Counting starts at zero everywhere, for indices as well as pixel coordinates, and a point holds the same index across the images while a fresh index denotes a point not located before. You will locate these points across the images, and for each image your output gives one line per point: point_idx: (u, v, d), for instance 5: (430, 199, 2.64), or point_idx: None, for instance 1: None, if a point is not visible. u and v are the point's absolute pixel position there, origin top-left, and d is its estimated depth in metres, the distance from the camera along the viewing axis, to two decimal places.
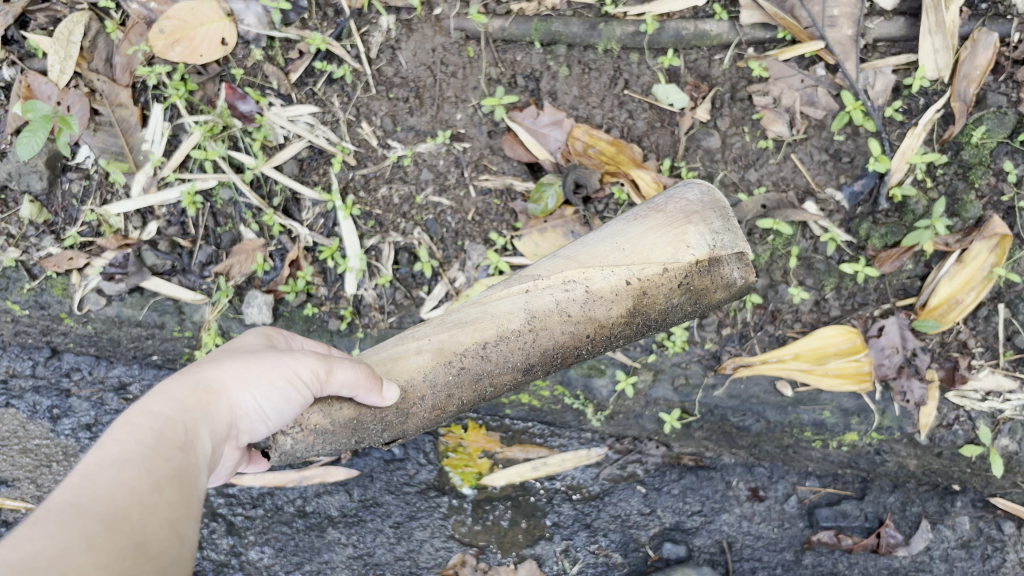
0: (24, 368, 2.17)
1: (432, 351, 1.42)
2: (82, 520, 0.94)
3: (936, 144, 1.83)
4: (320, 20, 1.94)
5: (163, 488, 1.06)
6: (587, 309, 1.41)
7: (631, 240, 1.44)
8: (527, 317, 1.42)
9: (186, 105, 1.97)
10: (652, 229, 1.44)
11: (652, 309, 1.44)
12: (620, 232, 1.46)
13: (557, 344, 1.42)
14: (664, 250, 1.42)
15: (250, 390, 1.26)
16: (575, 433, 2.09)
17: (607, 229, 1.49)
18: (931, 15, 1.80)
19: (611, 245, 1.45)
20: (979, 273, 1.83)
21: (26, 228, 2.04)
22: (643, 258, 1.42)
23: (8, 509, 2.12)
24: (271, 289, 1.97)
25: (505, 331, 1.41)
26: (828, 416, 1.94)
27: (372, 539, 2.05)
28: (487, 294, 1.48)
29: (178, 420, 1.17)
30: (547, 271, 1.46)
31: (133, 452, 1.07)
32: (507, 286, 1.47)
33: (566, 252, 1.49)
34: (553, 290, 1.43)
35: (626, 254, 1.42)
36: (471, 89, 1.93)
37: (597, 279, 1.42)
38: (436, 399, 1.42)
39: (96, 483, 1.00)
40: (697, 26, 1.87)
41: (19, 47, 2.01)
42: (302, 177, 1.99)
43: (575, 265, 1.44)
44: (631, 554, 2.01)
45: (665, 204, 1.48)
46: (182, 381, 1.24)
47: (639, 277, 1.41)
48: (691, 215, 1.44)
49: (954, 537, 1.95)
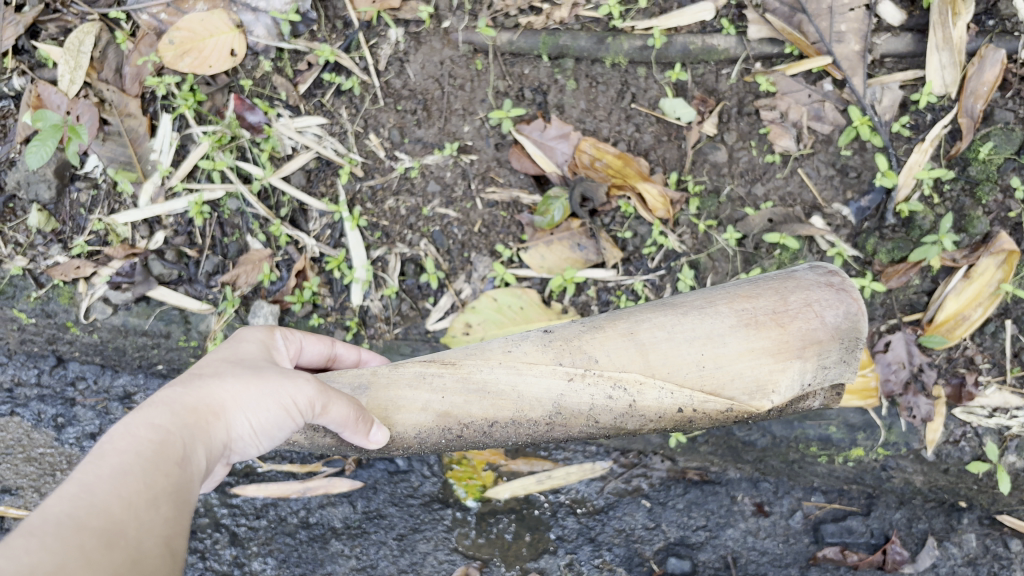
0: (30, 376, 2.17)
1: (437, 412, 1.47)
2: (79, 536, 0.93)
3: (942, 160, 1.83)
4: (329, 32, 1.95)
5: (161, 504, 1.05)
6: (622, 418, 1.46)
7: (718, 358, 1.41)
8: (552, 409, 1.46)
9: (194, 115, 1.98)
10: (751, 353, 1.41)
11: (688, 424, 1.49)
12: (717, 340, 1.42)
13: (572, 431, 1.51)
14: (747, 385, 1.41)
15: (249, 415, 1.25)
16: (580, 447, 2.11)
17: (702, 321, 1.45)
18: (938, 32, 1.81)
19: (695, 355, 1.42)
20: (985, 288, 1.83)
21: (34, 237, 2.05)
22: (717, 387, 1.41)
23: (12, 517, 2.05)
24: (277, 299, 1.98)
25: (521, 416, 1.46)
26: (834, 432, 1.96)
27: (375, 551, 2.03)
28: (530, 357, 1.46)
29: (175, 437, 1.15)
30: (606, 359, 1.45)
31: (132, 464, 1.06)
32: (558, 358, 1.45)
33: (642, 338, 1.46)
34: (599, 388, 1.44)
35: (704, 374, 1.42)
36: (479, 102, 1.93)
37: (651, 395, 1.43)
38: (425, 448, 1.53)
39: (94, 497, 0.99)
40: (705, 40, 1.88)
41: (29, 57, 2.03)
42: (309, 188, 2.00)
43: (640, 367, 1.43)
44: (635, 569, 1.97)
45: (787, 321, 1.42)
46: (180, 397, 1.21)
47: (693, 406, 1.43)
48: (806, 347, 1.41)
49: (960, 554, 1.91)
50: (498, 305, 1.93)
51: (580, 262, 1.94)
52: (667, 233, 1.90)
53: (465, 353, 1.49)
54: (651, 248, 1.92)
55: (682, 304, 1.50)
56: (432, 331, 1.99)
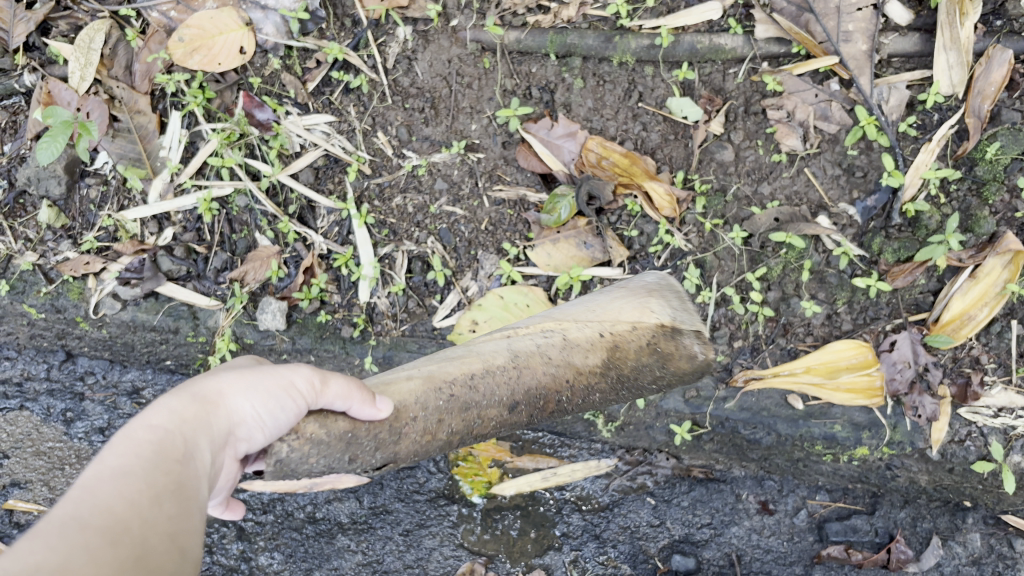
0: (40, 371, 2.21)
1: (421, 378, 1.40)
2: (84, 533, 0.87)
3: (949, 159, 1.83)
4: (338, 30, 1.96)
5: (164, 501, 0.99)
6: (566, 353, 1.46)
7: (601, 305, 1.56)
8: (510, 355, 1.46)
9: (203, 112, 1.99)
10: (621, 298, 1.57)
11: (625, 366, 1.46)
12: (593, 301, 1.61)
13: (546, 386, 1.43)
14: (631, 313, 1.50)
15: (248, 397, 1.20)
16: (586, 444, 2.11)
17: (582, 301, 1.65)
18: (946, 31, 1.80)
19: (585, 309, 1.57)
20: (992, 288, 1.83)
21: (44, 232, 2.07)
22: (614, 317, 1.51)
23: (20, 511, 2.12)
24: (285, 295, 1.99)
25: (490, 365, 1.43)
26: (839, 430, 1.95)
27: (381, 546, 2.06)
28: (472, 343, 1.58)
29: (175, 435, 1.10)
30: (525, 326, 1.58)
31: (132, 466, 1.01)
32: (490, 335, 1.59)
33: (543, 315, 1.63)
34: (531, 337, 1.52)
35: (597, 314, 1.53)
36: (487, 100, 1.94)
37: (574, 330, 1.51)
38: (428, 421, 1.36)
39: (96, 497, 0.93)
40: (713, 39, 1.87)
41: (40, 53, 2.04)
42: (317, 185, 2.01)
43: (551, 321, 1.55)
44: (640, 566, 2.01)
45: (630, 284, 1.65)
46: (178, 395, 1.17)
47: (611, 331, 1.48)
48: (652, 292, 1.57)
49: (964, 554, 1.94)
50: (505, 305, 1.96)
51: (586, 258, 1.95)
52: (673, 231, 1.91)
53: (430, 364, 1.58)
54: (657, 247, 1.92)
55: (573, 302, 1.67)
56: (439, 329, 2.00)
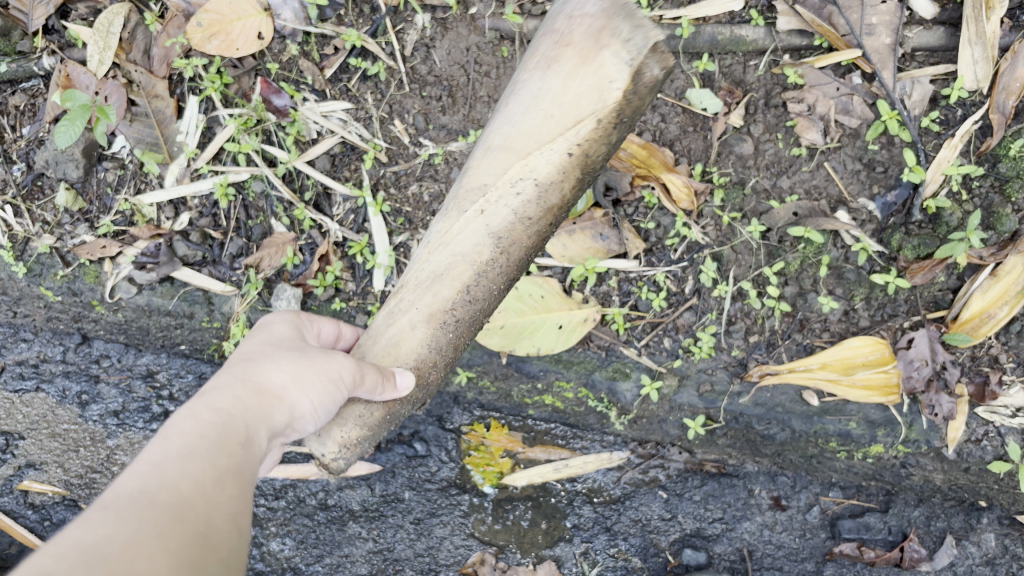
0: (55, 353, 2.23)
1: (424, 319, 1.33)
2: (150, 509, 0.90)
3: (972, 156, 1.80)
4: (356, 16, 1.94)
5: (226, 483, 1.01)
6: (544, 199, 1.25)
7: (551, 104, 1.18)
8: (494, 241, 1.28)
9: (221, 97, 1.99)
10: (563, 78, 1.17)
11: (598, 162, 1.25)
12: (540, 93, 1.20)
13: (535, 241, 1.31)
14: (590, 97, 1.15)
15: (308, 393, 1.21)
16: (597, 436, 2.11)
17: (528, 92, 1.22)
18: (971, 26, 1.78)
19: (532, 118, 1.21)
20: (1012, 287, 1.82)
21: (61, 215, 2.07)
22: (573, 115, 1.17)
23: (36, 491, 2.16)
24: (300, 282, 2.00)
25: (481, 265, 1.30)
26: (854, 427, 1.94)
27: (393, 534, 2.07)
28: (441, 226, 1.32)
29: (239, 420, 1.12)
30: (486, 176, 1.26)
31: (198, 446, 1.03)
32: (458, 209, 1.30)
33: (495, 142, 1.26)
34: (507, 199, 1.25)
35: (557, 120, 1.18)
36: (504, 89, 1.92)
37: (540, 163, 1.22)
38: (445, 359, 1.39)
39: (162, 474, 0.96)
40: (734, 31, 1.84)
41: (60, 36, 2.05)
42: (334, 173, 2.01)
43: (507, 155, 1.25)
44: (650, 559, 2.02)
45: (571, 33, 1.17)
46: (241, 382, 1.18)
47: (579, 145, 1.19)
48: (599, 35, 1.14)
49: (978, 554, 1.96)
50: (570, 72, 1.16)
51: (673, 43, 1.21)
52: (690, 225, 1.89)
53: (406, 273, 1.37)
54: (674, 240, 1.91)
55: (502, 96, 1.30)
56: None
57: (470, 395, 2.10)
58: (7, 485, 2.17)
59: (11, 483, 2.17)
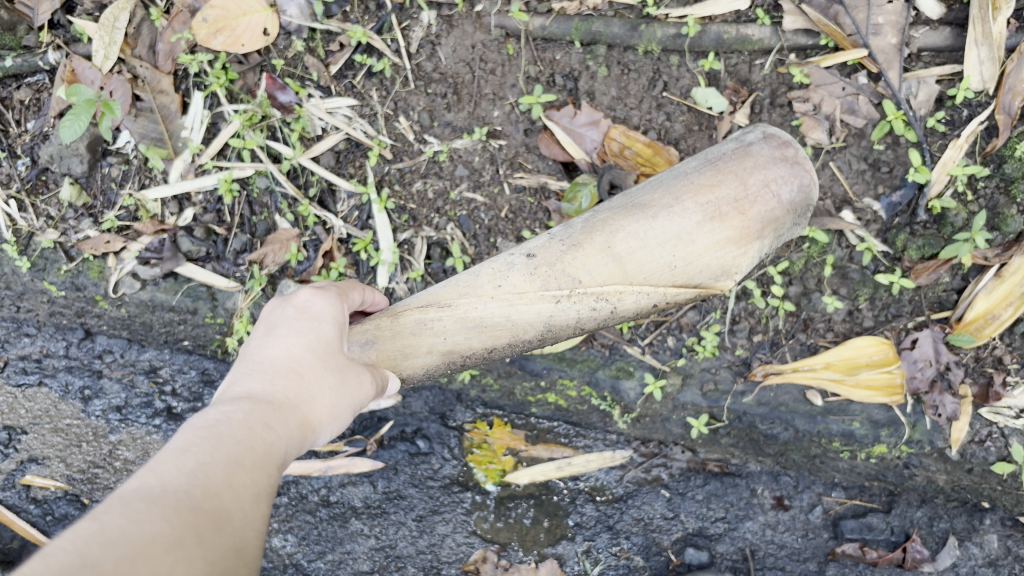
0: (58, 348, 2.23)
1: (442, 352, 1.46)
2: (196, 514, 0.90)
3: (978, 156, 1.80)
4: (361, 13, 1.95)
5: (262, 500, 1.02)
6: (605, 317, 1.45)
7: (688, 256, 1.38)
8: (543, 329, 1.44)
9: (226, 93, 1.99)
10: (716, 245, 1.38)
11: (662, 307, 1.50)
12: (686, 239, 1.38)
13: (561, 339, 1.51)
14: (711, 273, 1.41)
15: (334, 430, 1.25)
16: (600, 435, 2.11)
17: (676, 225, 1.38)
18: (977, 27, 1.77)
19: (665, 257, 1.39)
20: (1017, 289, 1.81)
21: (65, 210, 2.07)
22: (687, 277, 1.40)
23: (37, 486, 2.16)
24: (304, 279, 1.99)
25: (516, 339, 1.46)
26: (858, 427, 1.93)
27: (395, 531, 2.07)
28: (520, 282, 1.41)
29: (282, 444, 1.12)
30: (586, 277, 1.40)
31: (246, 461, 1.03)
32: (545, 282, 1.40)
33: (618, 251, 1.39)
34: (583, 304, 1.41)
35: (674, 272, 1.39)
36: (509, 87, 1.92)
37: (629, 300, 1.42)
38: (422, 378, 1.53)
39: (210, 480, 0.96)
40: (740, 30, 1.85)
41: (65, 31, 2.05)
42: (338, 169, 2.00)
43: (619, 278, 1.40)
44: (653, 558, 2.02)
45: (749, 208, 1.39)
46: (291, 402, 1.18)
47: (667, 300, 1.43)
48: (766, 227, 1.41)
49: (981, 555, 1.96)
50: (722, 241, 1.38)
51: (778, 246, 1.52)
52: None
53: (457, 289, 1.44)
54: None
55: (646, 202, 1.42)
56: None
57: (472, 393, 2.10)
58: (9, 480, 2.17)
59: (15, 476, 2.17)
